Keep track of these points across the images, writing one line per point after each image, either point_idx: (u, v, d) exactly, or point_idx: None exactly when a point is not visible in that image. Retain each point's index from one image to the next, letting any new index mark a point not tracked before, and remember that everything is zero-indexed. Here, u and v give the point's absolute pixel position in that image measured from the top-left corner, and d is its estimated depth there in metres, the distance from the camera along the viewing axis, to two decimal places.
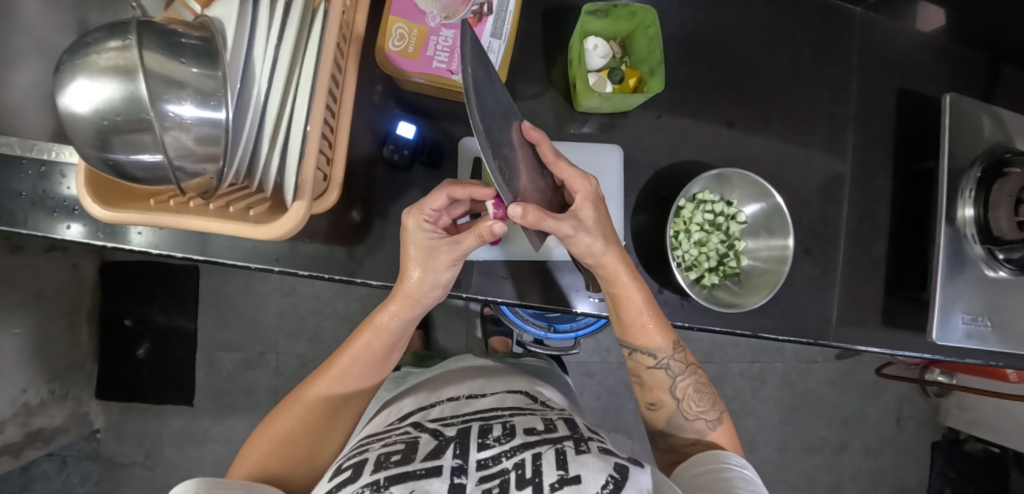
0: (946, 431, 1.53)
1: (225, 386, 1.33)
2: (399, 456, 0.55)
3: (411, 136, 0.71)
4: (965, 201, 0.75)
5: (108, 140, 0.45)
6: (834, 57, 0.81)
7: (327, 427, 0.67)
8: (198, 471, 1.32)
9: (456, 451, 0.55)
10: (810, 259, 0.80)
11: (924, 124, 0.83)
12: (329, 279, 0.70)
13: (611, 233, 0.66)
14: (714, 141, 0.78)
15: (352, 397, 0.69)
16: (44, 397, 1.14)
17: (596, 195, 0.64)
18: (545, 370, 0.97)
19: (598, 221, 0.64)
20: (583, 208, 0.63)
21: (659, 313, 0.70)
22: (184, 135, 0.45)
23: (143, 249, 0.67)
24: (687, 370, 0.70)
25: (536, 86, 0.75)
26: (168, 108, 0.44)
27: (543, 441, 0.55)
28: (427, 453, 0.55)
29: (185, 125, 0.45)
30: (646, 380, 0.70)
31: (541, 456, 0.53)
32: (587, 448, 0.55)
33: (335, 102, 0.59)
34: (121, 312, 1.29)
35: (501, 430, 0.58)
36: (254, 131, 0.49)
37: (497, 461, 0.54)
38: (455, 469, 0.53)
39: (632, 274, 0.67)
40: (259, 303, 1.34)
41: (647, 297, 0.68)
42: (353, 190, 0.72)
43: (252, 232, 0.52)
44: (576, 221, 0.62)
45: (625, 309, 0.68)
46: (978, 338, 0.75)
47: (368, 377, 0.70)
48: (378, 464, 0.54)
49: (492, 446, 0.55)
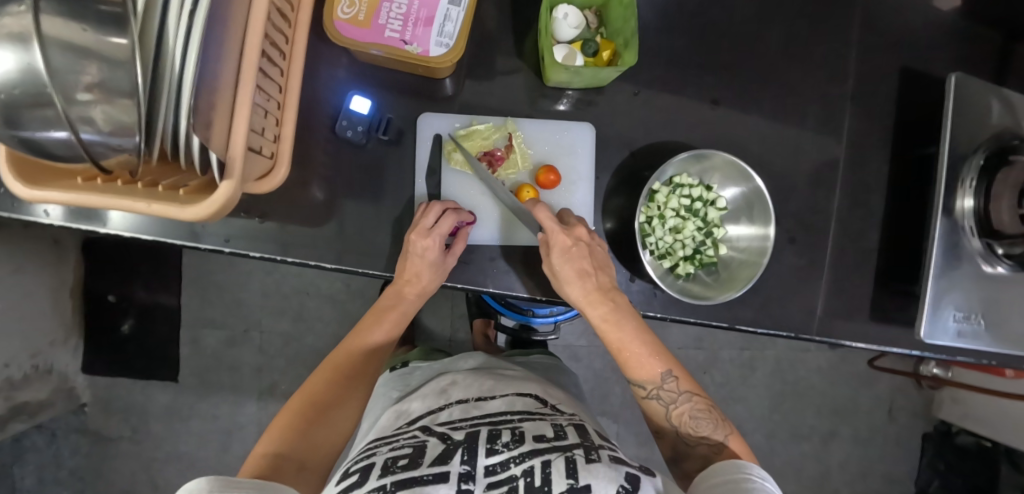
0: (938, 424, 1.50)
1: (209, 363, 1.29)
2: (406, 460, 0.52)
3: (366, 112, 0.67)
4: (965, 191, 0.70)
5: (18, 115, 0.42)
6: (833, 32, 0.75)
7: (343, 390, 0.67)
8: (183, 446, 1.29)
9: (463, 456, 0.52)
10: (795, 248, 0.75)
11: (927, 105, 0.77)
12: (283, 261, 0.67)
13: (602, 278, 0.65)
14: (698, 120, 0.73)
15: (374, 354, 0.71)
16: (28, 373, 1.11)
17: (571, 249, 0.63)
18: (556, 367, 0.91)
19: (572, 272, 0.63)
20: (551, 254, 0.63)
21: (653, 341, 0.66)
22: (111, 108, 0.42)
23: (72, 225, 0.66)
24: (684, 395, 0.65)
25: (508, 62, 0.71)
26: (75, 80, 0.41)
27: (553, 449, 0.52)
28: (434, 457, 0.52)
29: (103, 94, 0.41)
30: (644, 409, 0.67)
31: (550, 463, 0.50)
32: (598, 456, 0.52)
33: (281, 76, 0.57)
34: (104, 288, 1.25)
35: (510, 435, 0.54)
36: (172, 107, 0.44)
37: (506, 466, 0.50)
38: (464, 475, 0.50)
39: (612, 308, 0.65)
40: (241, 281, 1.29)
41: (633, 333, 0.65)
42: (311, 167, 0.67)
43: (178, 214, 0.48)
44: (547, 266, 0.65)
45: (608, 341, 0.66)
46: (970, 337, 0.71)
47: (390, 336, 0.73)
48: (385, 469, 0.51)
49: (500, 451, 0.52)
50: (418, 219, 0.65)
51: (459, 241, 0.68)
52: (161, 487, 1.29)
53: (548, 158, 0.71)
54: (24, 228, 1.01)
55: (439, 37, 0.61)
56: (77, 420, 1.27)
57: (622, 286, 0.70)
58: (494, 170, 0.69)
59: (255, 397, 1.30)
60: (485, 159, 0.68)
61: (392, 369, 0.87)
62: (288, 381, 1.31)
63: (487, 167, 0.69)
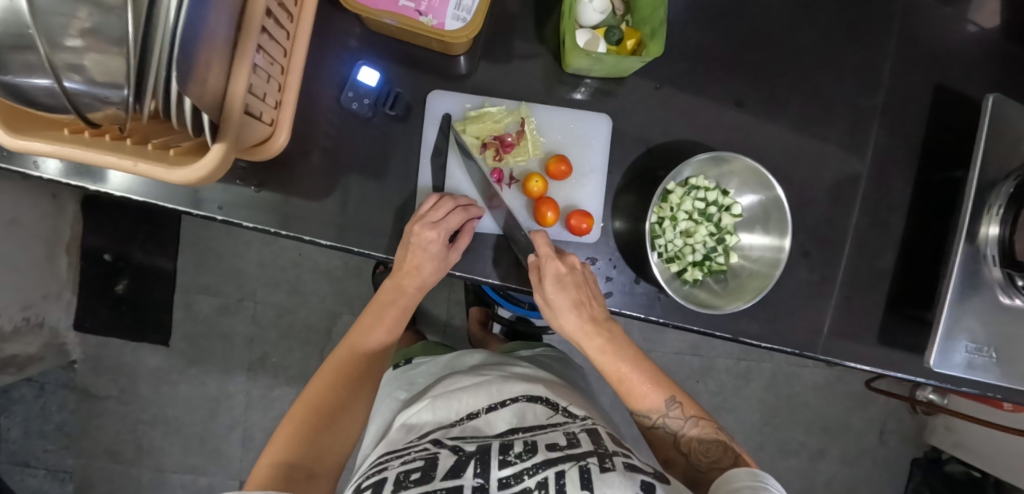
0: (928, 449, 1.48)
1: (202, 329, 1.23)
2: (418, 475, 0.49)
3: (374, 84, 0.64)
4: (991, 218, 0.67)
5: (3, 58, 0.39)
6: (870, 42, 0.72)
7: (351, 392, 0.65)
8: (171, 413, 1.24)
9: (476, 469, 0.50)
10: (809, 263, 0.73)
11: (959, 126, 0.73)
12: (277, 234, 0.64)
13: (595, 308, 0.64)
14: (717, 121, 0.70)
15: (376, 352, 0.68)
16: (18, 325, 1.02)
17: (563, 278, 0.61)
18: (564, 359, 0.90)
19: (567, 301, 0.61)
20: (544, 281, 0.61)
21: (652, 368, 0.65)
22: (103, 59, 0.39)
23: (53, 178, 0.62)
24: (689, 421, 0.64)
25: (528, 45, 0.67)
26: (62, 29, 0.38)
27: (566, 457, 0.50)
28: (447, 471, 0.49)
29: (93, 45, 0.38)
30: (649, 437, 0.66)
31: (564, 474, 0.48)
32: (613, 465, 0.50)
33: (287, 39, 0.53)
34: (101, 246, 1.17)
35: (522, 446, 0.53)
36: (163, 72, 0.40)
37: (519, 479, 0.48)
38: (477, 488, 0.48)
39: (607, 340, 0.63)
40: (239, 249, 1.22)
41: (631, 362, 0.64)
42: (313, 137, 0.64)
43: (167, 177, 0.46)
44: (538, 295, 0.63)
45: (606, 371, 0.65)
46: (980, 370, 0.68)
47: (390, 335, 0.70)
48: (398, 484, 0.48)
49: (513, 463, 0.50)
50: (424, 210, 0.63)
51: (463, 237, 0.65)
52: (146, 450, 1.24)
53: (560, 147, 0.68)
54: (21, 179, 0.96)
55: (457, 11, 0.58)
56: (67, 376, 1.21)
57: (626, 287, 0.67)
58: (503, 155, 0.66)
59: (244, 369, 1.25)
60: (495, 144, 0.66)
61: (396, 367, 0.86)
62: (280, 354, 1.25)
63: (497, 152, 0.66)
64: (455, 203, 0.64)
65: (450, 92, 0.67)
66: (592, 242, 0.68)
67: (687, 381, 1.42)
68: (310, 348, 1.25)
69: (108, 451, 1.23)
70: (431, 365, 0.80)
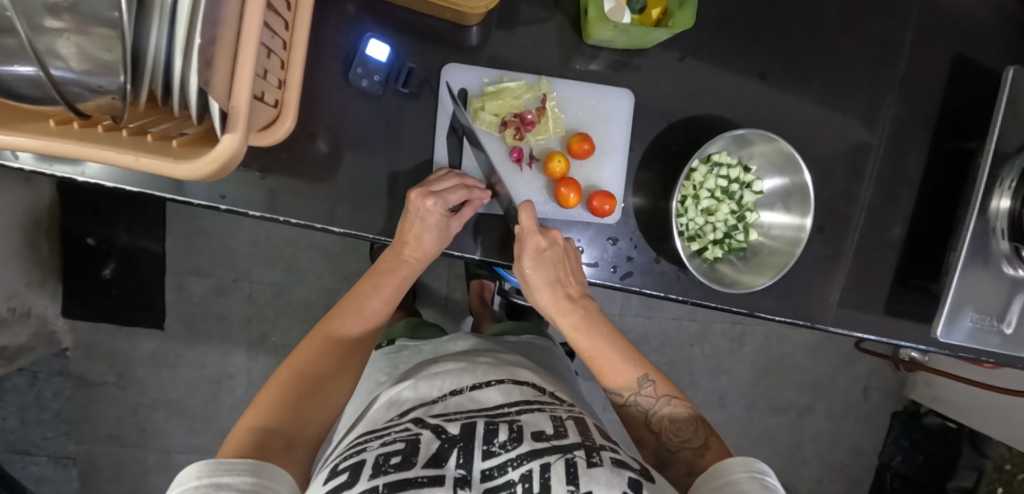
0: (908, 404, 1.55)
1: (197, 311, 1.19)
2: (399, 459, 0.48)
3: (384, 59, 0.59)
4: (1003, 191, 0.67)
5: None
6: (891, 10, 0.70)
7: (340, 361, 0.62)
8: (170, 396, 1.22)
9: (459, 458, 0.49)
10: (823, 238, 0.73)
11: (974, 98, 0.72)
12: (284, 222, 0.60)
13: (573, 285, 0.63)
14: (738, 95, 0.68)
15: (370, 327, 0.66)
16: (4, 315, 0.99)
17: (538, 249, 0.60)
18: (550, 349, 0.89)
19: (541, 272, 0.61)
20: (524, 255, 0.60)
21: (628, 346, 0.64)
22: (86, 41, 0.37)
23: (34, 168, 0.57)
24: (662, 401, 0.62)
25: (543, 13, 0.64)
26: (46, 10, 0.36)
27: (552, 449, 0.49)
28: (429, 458, 0.48)
29: (83, 27, 0.37)
30: (624, 417, 0.64)
31: (549, 468, 0.47)
32: (600, 460, 0.50)
33: (289, 9, 0.49)
34: (83, 229, 1.12)
35: (507, 434, 0.51)
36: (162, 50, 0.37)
37: (502, 471, 0.48)
38: (459, 480, 0.47)
39: (581, 316, 0.63)
40: (230, 229, 1.18)
41: (610, 337, 0.63)
42: (318, 117, 0.60)
43: (172, 170, 0.41)
44: (517, 269, 0.62)
45: (579, 349, 0.64)
46: (983, 339, 0.70)
47: (388, 305, 0.67)
48: (377, 468, 0.47)
49: (497, 454, 0.50)
50: (427, 181, 0.60)
51: (468, 208, 0.62)
52: (149, 432, 1.22)
53: (581, 125, 0.66)
54: None
55: None
56: (59, 364, 1.17)
57: (646, 266, 0.66)
58: (524, 133, 0.64)
59: (244, 349, 1.22)
60: (515, 121, 0.63)
61: (379, 349, 0.84)
62: (279, 333, 1.23)
63: (517, 130, 0.63)
64: (460, 185, 0.61)
65: (467, 68, 0.63)
66: (613, 222, 0.66)
67: (685, 345, 1.45)
68: (309, 325, 1.23)
69: (108, 436, 1.21)
70: (413, 353, 0.79)
